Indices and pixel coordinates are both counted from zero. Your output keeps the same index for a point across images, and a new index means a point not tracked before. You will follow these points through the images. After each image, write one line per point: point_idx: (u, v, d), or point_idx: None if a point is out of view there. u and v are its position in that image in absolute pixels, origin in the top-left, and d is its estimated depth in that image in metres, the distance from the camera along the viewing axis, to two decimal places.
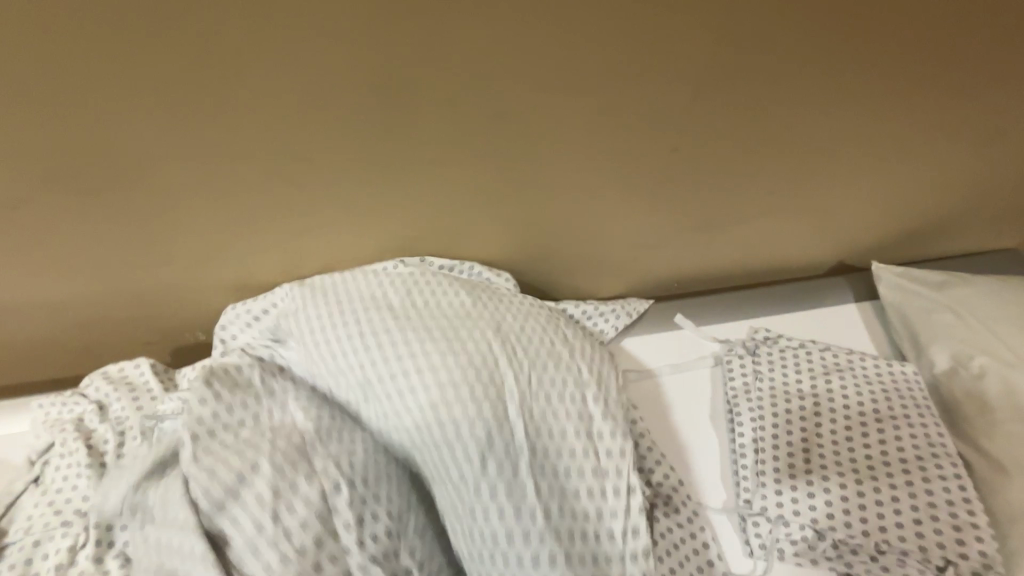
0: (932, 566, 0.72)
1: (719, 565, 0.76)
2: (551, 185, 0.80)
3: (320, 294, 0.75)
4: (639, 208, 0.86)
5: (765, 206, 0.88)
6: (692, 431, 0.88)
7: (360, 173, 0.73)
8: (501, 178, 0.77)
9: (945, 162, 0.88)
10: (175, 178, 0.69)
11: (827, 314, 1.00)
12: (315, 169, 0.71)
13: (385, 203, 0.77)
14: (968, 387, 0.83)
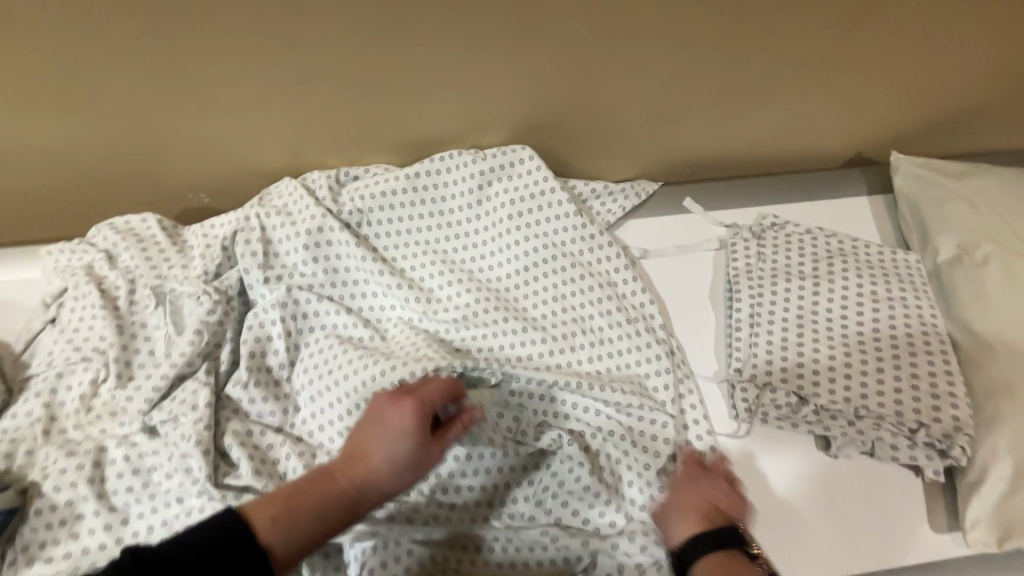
0: (915, 435, 0.69)
1: (703, 425, 0.72)
2: (541, 39, 0.73)
3: (336, 191, 0.80)
4: (639, 73, 0.78)
5: (776, 70, 0.81)
6: (689, 318, 0.81)
7: (334, 22, 0.68)
8: (487, 30, 0.71)
9: (984, 25, 0.78)
10: (142, 17, 0.65)
11: (846, 209, 0.91)
12: (287, 13, 0.66)
13: (364, 58, 0.71)
14: (972, 271, 0.76)
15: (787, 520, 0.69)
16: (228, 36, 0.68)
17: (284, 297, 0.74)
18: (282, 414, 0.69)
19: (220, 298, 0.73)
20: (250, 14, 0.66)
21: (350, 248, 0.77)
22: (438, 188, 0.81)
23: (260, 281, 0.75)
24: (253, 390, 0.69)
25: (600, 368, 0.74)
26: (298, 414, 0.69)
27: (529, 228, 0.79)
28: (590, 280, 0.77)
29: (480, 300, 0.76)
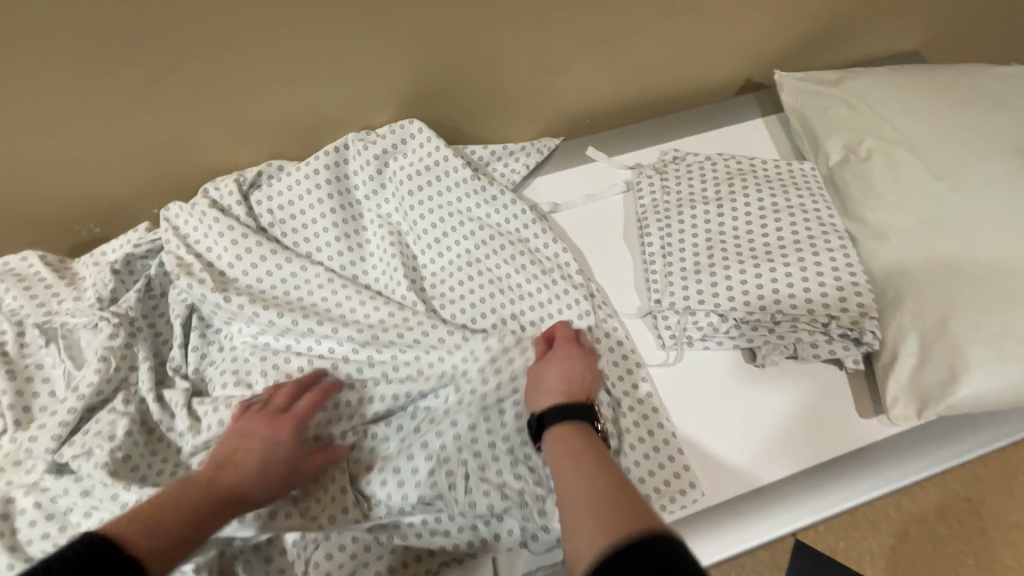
0: (830, 331, 0.71)
1: (633, 357, 0.73)
2: (413, 12, 0.70)
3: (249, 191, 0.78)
4: (520, 32, 0.77)
5: (654, 11, 0.81)
6: (608, 261, 0.82)
7: (191, 24, 0.64)
8: (355, 12, 0.68)
9: None
10: None
11: (742, 133, 0.94)
12: (136, 20, 0.62)
13: (230, 55, 0.69)
14: (860, 166, 0.79)
15: (724, 434, 0.71)
16: (77, 52, 0.64)
17: (198, 323, 0.72)
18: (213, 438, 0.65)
19: (117, 326, 0.69)
20: (76, 20, 0.61)
21: (250, 253, 0.73)
22: (341, 177, 0.79)
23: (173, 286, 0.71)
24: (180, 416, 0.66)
25: (524, 322, 0.73)
26: None
27: (431, 199, 0.78)
28: (501, 239, 0.77)
29: (397, 280, 0.75)
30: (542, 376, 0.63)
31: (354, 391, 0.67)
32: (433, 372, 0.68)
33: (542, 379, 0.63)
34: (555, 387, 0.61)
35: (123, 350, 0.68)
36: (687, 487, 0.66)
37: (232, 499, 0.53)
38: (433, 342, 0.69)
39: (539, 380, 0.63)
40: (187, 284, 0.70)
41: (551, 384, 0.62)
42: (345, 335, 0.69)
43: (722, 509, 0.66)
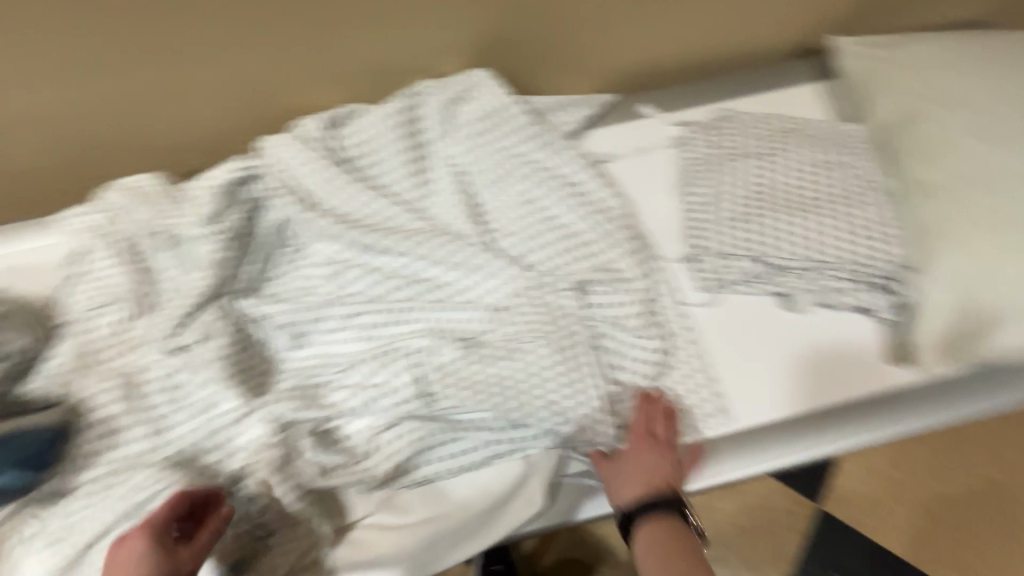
0: (855, 279, 0.77)
1: (672, 296, 0.79)
2: None
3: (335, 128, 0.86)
4: None
5: None
6: (653, 210, 0.86)
7: None
8: None
9: None
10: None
11: (795, 96, 0.96)
12: None
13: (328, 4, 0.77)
14: (910, 128, 0.81)
15: (755, 372, 0.76)
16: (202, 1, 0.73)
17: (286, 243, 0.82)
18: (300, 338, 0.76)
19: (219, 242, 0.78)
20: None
21: (334, 184, 0.82)
22: (413, 119, 0.87)
23: (271, 207, 0.82)
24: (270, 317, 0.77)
25: (572, 258, 0.79)
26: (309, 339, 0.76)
27: (493, 143, 0.85)
28: (555, 182, 0.83)
29: (459, 213, 0.82)
30: (641, 451, 0.69)
31: (420, 304, 0.76)
32: (493, 291, 0.77)
33: (648, 442, 0.70)
34: (659, 466, 0.68)
35: (219, 260, 0.77)
36: (714, 414, 0.74)
37: None
38: (493, 271, 0.78)
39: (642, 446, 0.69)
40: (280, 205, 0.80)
41: (657, 463, 0.69)
42: (419, 256, 0.78)
43: (744, 437, 0.73)
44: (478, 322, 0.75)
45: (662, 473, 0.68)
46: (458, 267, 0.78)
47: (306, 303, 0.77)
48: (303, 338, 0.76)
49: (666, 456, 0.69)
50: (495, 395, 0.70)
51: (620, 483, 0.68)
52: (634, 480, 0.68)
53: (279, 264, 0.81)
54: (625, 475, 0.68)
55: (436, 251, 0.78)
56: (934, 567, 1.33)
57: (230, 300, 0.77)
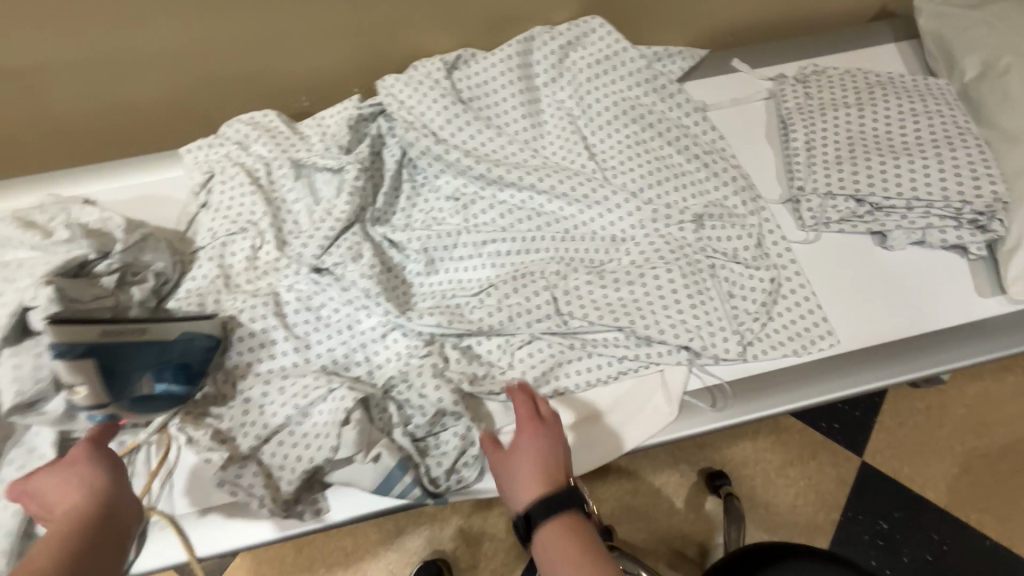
0: (962, 216, 0.81)
1: (779, 231, 0.84)
2: None
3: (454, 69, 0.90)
4: None
5: None
6: (753, 156, 0.92)
7: None
8: None
9: None
10: None
11: (877, 54, 1.02)
12: None
13: None
14: (998, 80, 0.87)
15: (856, 301, 0.82)
16: None
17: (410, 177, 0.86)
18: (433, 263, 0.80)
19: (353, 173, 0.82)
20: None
21: (456, 120, 0.86)
22: (527, 64, 0.91)
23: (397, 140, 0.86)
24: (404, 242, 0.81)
25: (686, 195, 0.84)
26: (442, 264, 0.80)
27: (605, 87, 0.90)
28: (664, 124, 0.88)
29: (575, 151, 0.87)
30: (532, 439, 0.64)
31: (548, 233, 0.80)
32: (615, 221, 0.81)
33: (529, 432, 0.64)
34: (553, 456, 0.63)
35: (355, 185, 0.80)
36: (824, 334, 0.79)
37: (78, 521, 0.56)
38: (615, 204, 0.82)
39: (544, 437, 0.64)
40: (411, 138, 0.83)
41: (555, 455, 0.64)
42: (544, 189, 0.82)
43: (851, 356, 0.79)
44: (604, 251, 0.79)
45: (557, 466, 0.63)
46: (581, 199, 0.82)
47: (439, 231, 0.81)
48: (437, 263, 0.80)
49: (556, 445, 0.64)
50: (625, 313, 0.75)
51: (507, 482, 0.63)
52: (529, 479, 0.62)
53: (406, 197, 0.86)
54: (519, 472, 0.62)
55: (558, 183, 0.82)
56: (970, 516, 1.41)
57: (365, 227, 0.80)
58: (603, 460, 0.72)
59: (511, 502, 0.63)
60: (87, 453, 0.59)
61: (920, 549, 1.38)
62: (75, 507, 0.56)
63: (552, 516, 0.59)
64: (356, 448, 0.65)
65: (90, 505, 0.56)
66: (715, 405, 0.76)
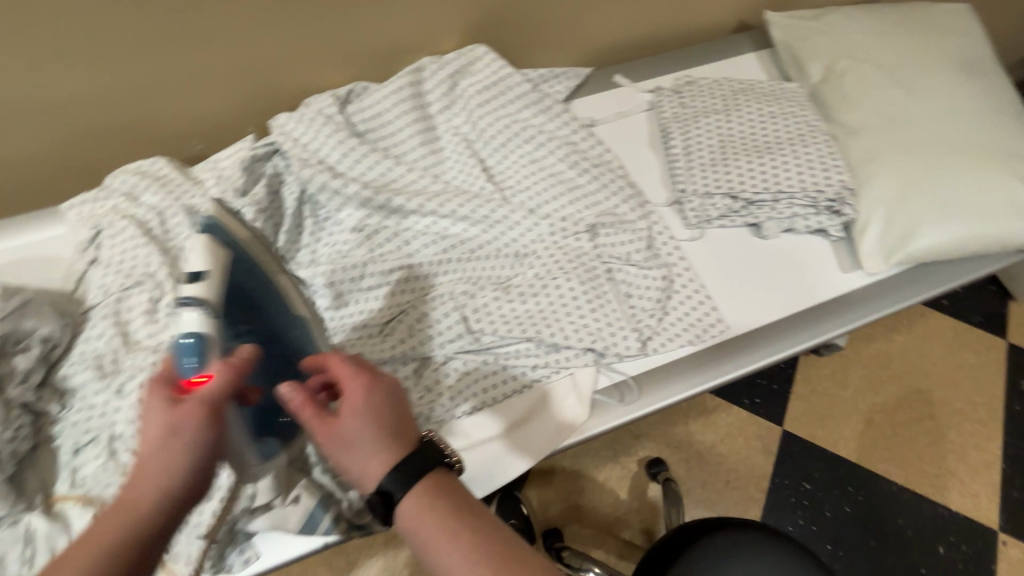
0: (818, 205, 0.91)
1: (666, 232, 0.91)
2: None
3: (348, 104, 0.92)
4: None
5: None
6: (639, 164, 1.00)
7: None
8: None
9: None
10: None
11: (740, 64, 1.13)
12: None
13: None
14: (836, 82, 0.99)
15: (739, 288, 0.90)
16: None
17: (312, 213, 0.87)
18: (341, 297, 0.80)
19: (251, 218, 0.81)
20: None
21: (352, 154, 0.87)
22: (419, 94, 0.94)
23: (295, 176, 0.86)
24: (308, 281, 0.82)
25: (580, 207, 0.90)
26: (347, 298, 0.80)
27: (497, 112, 0.94)
28: (555, 142, 0.94)
29: (473, 174, 0.91)
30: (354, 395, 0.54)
31: (453, 256, 0.83)
32: (517, 238, 0.85)
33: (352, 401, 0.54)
34: (389, 410, 0.54)
35: (253, 228, 0.80)
36: (714, 322, 0.86)
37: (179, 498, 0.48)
38: (513, 223, 0.86)
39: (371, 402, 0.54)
40: (307, 175, 0.84)
41: (392, 411, 0.55)
42: (445, 213, 0.85)
43: (740, 339, 0.86)
44: (508, 268, 0.83)
45: (398, 417, 0.55)
46: (482, 221, 0.85)
47: (345, 263, 0.82)
48: (343, 296, 0.80)
49: (390, 395, 0.55)
50: (533, 330, 0.79)
51: (348, 461, 0.53)
52: (372, 449, 0.52)
53: (310, 234, 0.86)
54: (351, 439, 0.53)
55: (458, 206, 0.85)
56: (879, 466, 1.55)
57: (268, 268, 0.81)
58: (513, 474, 0.75)
59: (358, 481, 0.53)
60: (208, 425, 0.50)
61: (841, 503, 1.51)
62: (162, 500, 0.47)
63: (407, 487, 0.51)
64: (273, 491, 0.67)
65: (167, 500, 0.47)
66: (624, 400, 0.80)
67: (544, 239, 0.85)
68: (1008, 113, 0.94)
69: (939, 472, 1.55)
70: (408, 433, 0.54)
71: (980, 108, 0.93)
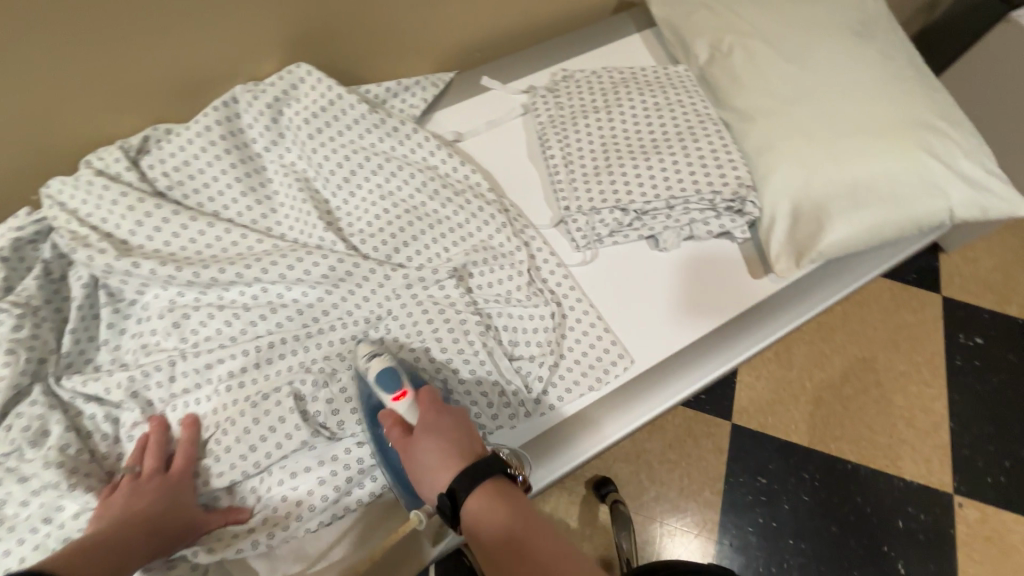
0: (717, 206, 0.81)
1: (553, 258, 0.79)
2: None
3: (145, 156, 0.74)
4: None
5: None
6: (517, 180, 0.87)
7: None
8: None
9: None
10: None
11: (623, 48, 1.00)
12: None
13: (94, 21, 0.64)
14: (724, 61, 0.88)
15: (645, 314, 0.79)
16: None
17: (111, 301, 0.70)
18: (156, 406, 0.66)
19: (17, 325, 0.63)
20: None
21: (149, 220, 0.69)
22: (235, 131, 0.77)
23: (74, 257, 0.67)
24: (104, 392, 0.65)
25: (446, 244, 0.76)
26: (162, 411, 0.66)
27: (334, 141, 0.78)
28: (409, 168, 0.79)
29: (312, 221, 0.74)
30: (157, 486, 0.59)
31: (290, 334, 0.68)
32: (370, 297, 0.70)
33: (165, 524, 0.57)
34: (174, 507, 0.58)
35: (19, 338, 0.62)
36: (618, 357, 0.74)
37: (152, 531, 0.56)
38: (361, 279, 0.71)
39: (175, 542, 0.57)
40: (87, 257, 0.67)
41: (464, 433, 0.59)
42: (275, 279, 0.69)
43: (651, 373, 0.75)
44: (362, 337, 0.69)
45: (183, 512, 0.59)
46: (325, 281, 0.70)
47: (150, 363, 0.66)
48: (160, 405, 0.66)
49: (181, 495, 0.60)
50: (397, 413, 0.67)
51: (423, 472, 0.57)
52: (444, 460, 0.57)
53: (110, 326, 0.69)
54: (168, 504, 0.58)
55: (288, 267, 0.69)
56: (832, 446, 1.50)
57: (50, 385, 0.64)
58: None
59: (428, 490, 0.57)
60: (434, 437, 0.58)
61: (799, 493, 1.45)
62: (134, 532, 0.55)
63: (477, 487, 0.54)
64: None
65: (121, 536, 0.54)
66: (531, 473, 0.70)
67: (403, 293, 0.71)
68: (908, 76, 0.85)
69: (891, 442, 1.51)
70: (189, 523, 0.59)
71: (879, 74, 0.84)
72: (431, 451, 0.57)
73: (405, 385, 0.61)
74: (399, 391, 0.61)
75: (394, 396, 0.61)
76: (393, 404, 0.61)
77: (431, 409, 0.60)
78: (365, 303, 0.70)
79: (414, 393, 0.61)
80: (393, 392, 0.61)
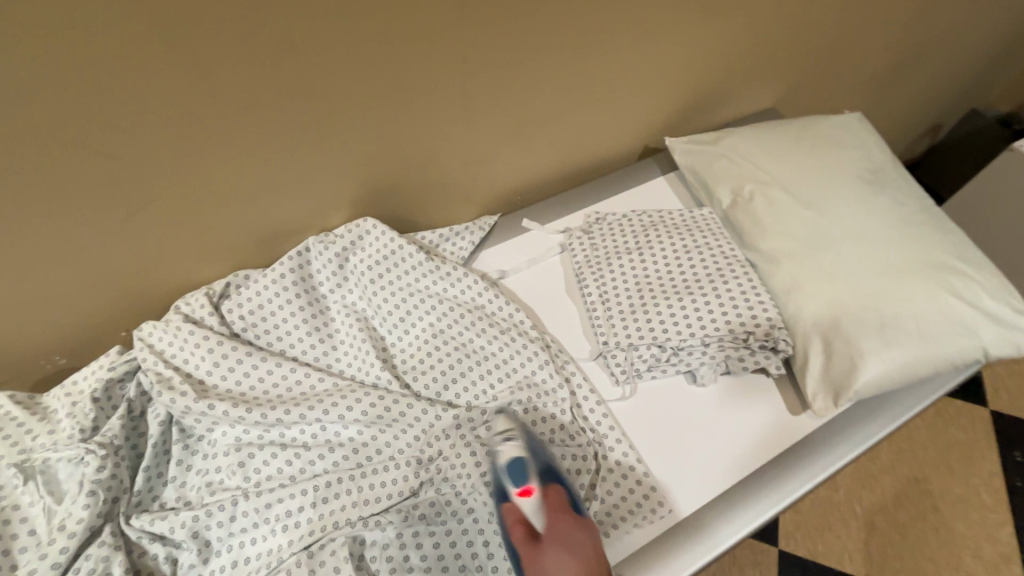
0: (751, 344, 0.84)
1: (595, 396, 0.82)
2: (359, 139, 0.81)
3: (226, 299, 0.83)
4: (456, 142, 0.90)
5: (566, 111, 0.97)
6: (556, 314, 0.93)
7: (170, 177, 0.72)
8: (310, 146, 0.79)
9: (703, 40, 1.00)
10: None
11: (650, 190, 1.10)
12: (119, 180, 0.69)
13: (203, 192, 0.76)
14: (747, 206, 0.96)
15: (695, 438, 0.81)
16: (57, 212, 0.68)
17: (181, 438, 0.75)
18: (213, 546, 0.68)
19: (100, 466, 0.67)
20: (46, 160, 0.64)
21: (225, 362, 0.76)
22: (306, 276, 0.86)
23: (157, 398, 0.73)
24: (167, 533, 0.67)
25: (492, 380, 0.80)
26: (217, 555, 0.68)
27: (393, 285, 0.86)
28: (459, 308, 0.86)
29: (370, 360, 0.80)
30: None
31: (345, 474, 0.71)
32: (421, 437, 0.75)
33: None
34: None
35: (100, 478, 0.67)
36: (659, 504, 0.75)
37: None
38: (412, 419, 0.75)
39: None
40: (169, 398, 0.73)
41: (592, 552, 0.60)
42: (334, 418, 0.73)
43: (695, 520, 0.74)
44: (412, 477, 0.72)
45: None
46: (380, 420, 0.74)
47: (213, 503, 0.69)
48: (217, 546, 0.68)
49: None
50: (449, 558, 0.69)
51: None
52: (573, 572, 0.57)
53: (178, 463, 0.74)
54: None
55: (347, 408, 0.74)
56: None
57: (119, 525, 0.67)
58: None
59: None
60: (557, 546, 0.60)
61: None
62: None
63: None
64: None
65: None
66: None
67: (454, 432, 0.75)
68: (921, 220, 0.92)
69: None
70: None
71: (893, 219, 0.91)
72: (558, 560, 0.58)
73: (532, 482, 0.66)
74: (526, 488, 0.65)
75: (520, 490, 0.65)
76: (518, 499, 0.65)
77: (564, 517, 0.62)
78: (417, 442, 0.75)
79: (540, 492, 0.65)
80: (518, 487, 0.66)
